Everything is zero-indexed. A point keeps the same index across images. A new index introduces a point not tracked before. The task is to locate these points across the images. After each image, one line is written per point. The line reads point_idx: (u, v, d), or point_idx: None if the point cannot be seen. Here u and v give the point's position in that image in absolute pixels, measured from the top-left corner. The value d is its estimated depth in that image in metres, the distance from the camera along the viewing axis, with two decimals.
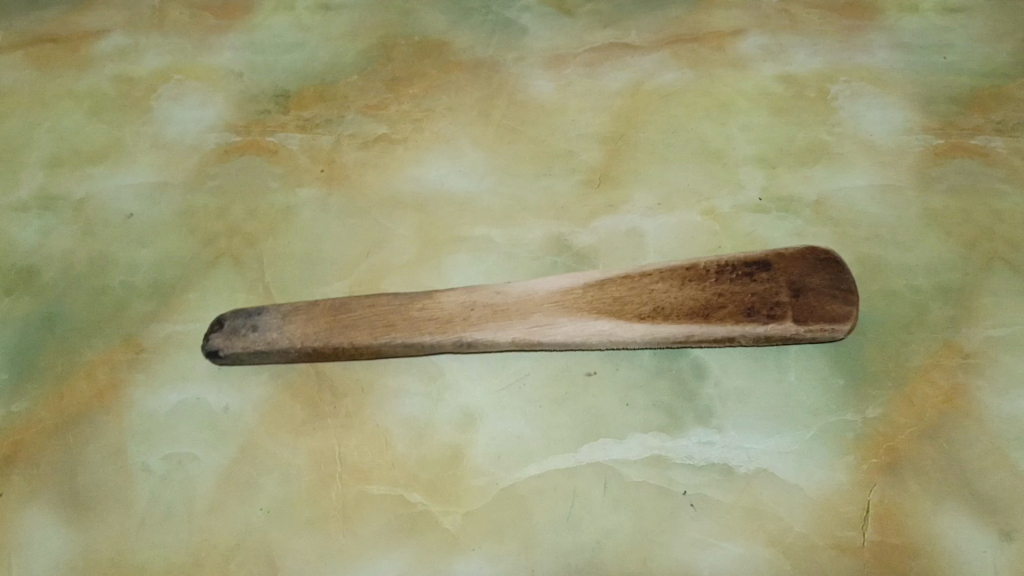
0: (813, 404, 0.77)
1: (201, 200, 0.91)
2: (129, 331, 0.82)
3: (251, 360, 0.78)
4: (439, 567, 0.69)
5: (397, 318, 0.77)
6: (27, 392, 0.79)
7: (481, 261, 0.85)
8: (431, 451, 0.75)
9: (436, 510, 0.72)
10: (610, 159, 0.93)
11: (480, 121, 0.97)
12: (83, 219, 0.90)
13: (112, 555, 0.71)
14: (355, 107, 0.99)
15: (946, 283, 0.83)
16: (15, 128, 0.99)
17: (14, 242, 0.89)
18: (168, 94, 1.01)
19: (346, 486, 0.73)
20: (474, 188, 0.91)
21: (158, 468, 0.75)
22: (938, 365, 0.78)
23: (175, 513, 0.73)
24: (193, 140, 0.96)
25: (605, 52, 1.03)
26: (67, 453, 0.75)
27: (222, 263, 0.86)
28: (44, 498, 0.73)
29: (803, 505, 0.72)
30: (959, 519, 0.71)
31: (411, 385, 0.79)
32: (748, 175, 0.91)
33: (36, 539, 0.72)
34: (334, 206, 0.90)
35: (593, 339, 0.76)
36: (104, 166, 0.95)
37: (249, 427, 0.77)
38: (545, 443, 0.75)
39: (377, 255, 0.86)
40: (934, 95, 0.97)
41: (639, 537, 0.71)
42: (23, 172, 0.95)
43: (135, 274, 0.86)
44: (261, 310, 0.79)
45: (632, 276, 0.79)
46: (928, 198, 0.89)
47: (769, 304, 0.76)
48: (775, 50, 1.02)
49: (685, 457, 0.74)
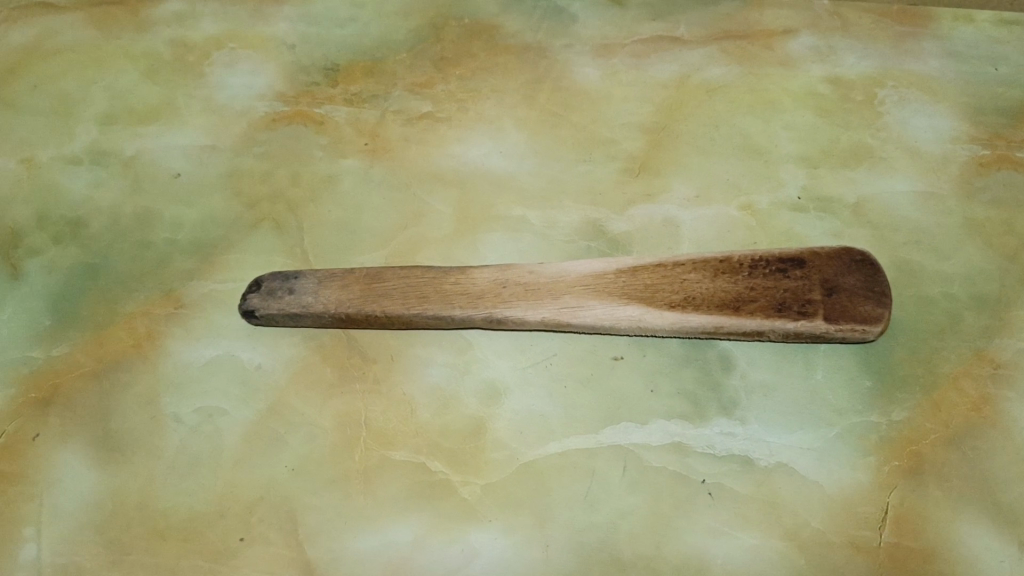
0: (839, 403, 0.77)
1: (247, 164, 0.93)
2: (169, 286, 0.84)
3: (286, 322, 0.80)
4: (455, 535, 0.70)
5: (430, 291, 0.79)
6: (68, 336, 0.81)
7: (516, 241, 0.86)
8: (455, 422, 0.76)
9: (455, 479, 0.73)
10: (651, 149, 0.93)
11: (525, 104, 0.98)
12: (133, 175, 0.93)
13: (140, 499, 0.73)
14: (403, 84, 1.00)
15: (982, 293, 0.83)
16: (71, 83, 1.02)
17: (64, 193, 0.92)
18: (221, 60, 1.03)
19: (370, 449, 0.75)
20: (515, 169, 0.92)
21: (189, 419, 0.77)
22: (968, 373, 0.78)
23: (203, 463, 0.74)
24: (243, 106, 0.98)
25: (653, 43, 1.03)
26: (102, 398, 0.78)
27: (264, 227, 0.88)
28: (79, 439, 0.76)
29: (821, 502, 0.72)
30: (978, 528, 0.71)
31: (439, 356, 0.80)
32: (789, 174, 0.91)
33: (68, 478, 0.74)
34: (376, 178, 0.92)
35: (622, 324, 0.77)
36: (156, 126, 0.97)
37: (279, 387, 0.79)
38: (568, 422, 0.76)
39: (415, 228, 0.88)
40: (983, 107, 0.96)
41: (654, 521, 0.71)
42: (77, 127, 0.97)
43: (179, 232, 0.88)
44: (298, 274, 0.81)
45: (666, 264, 0.79)
46: (970, 208, 0.88)
47: (801, 301, 0.76)
48: (824, 52, 1.02)
49: (705, 446, 0.75)
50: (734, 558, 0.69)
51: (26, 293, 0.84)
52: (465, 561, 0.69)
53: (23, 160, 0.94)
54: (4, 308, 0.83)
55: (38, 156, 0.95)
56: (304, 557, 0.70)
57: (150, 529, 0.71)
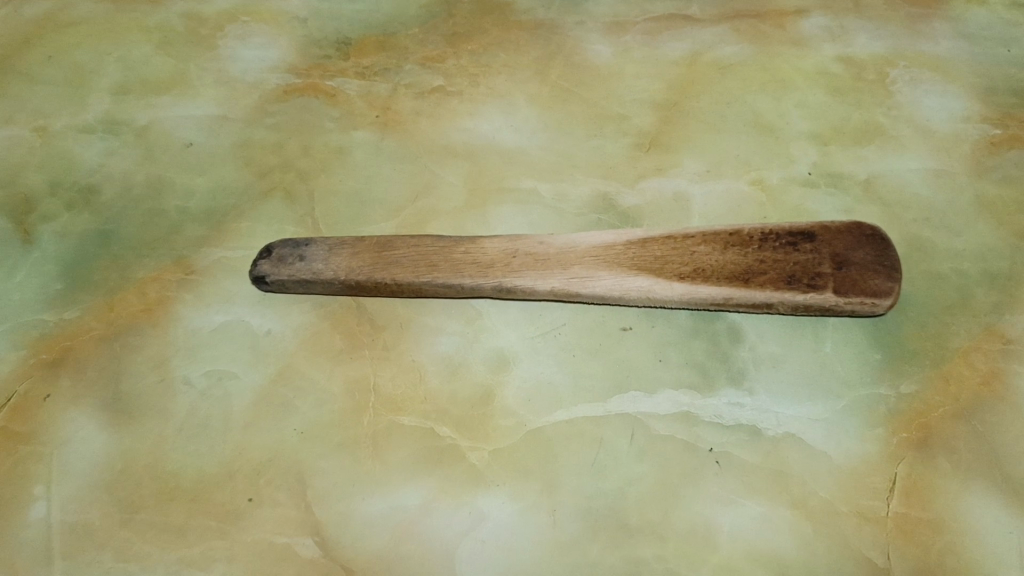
0: (848, 376, 0.76)
1: (259, 135, 0.94)
2: (181, 252, 0.85)
3: (297, 289, 0.80)
4: (462, 499, 0.71)
5: (440, 259, 0.79)
6: (80, 300, 0.82)
7: (527, 213, 0.86)
8: (463, 389, 0.76)
9: (463, 445, 0.73)
10: (662, 125, 0.93)
11: (536, 80, 0.98)
12: (145, 145, 0.93)
13: (150, 460, 0.73)
14: (414, 59, 1.01)
15: (993, 270, 0.82)
16: (85, 54, 1.02)
17: (77, 161, 0.92)
18: (234, 34, 1.04)
19: (378, 415, 0.75)
20: (526, 142, 0.92)
21: (198, 383, 0.77)
22: (978, 348, 0.77)
23: (211, 426, 0.75)
24: (255, 78, 0.99)
25: (665, 22, 1.03)
26: (113, 360, 0.78)
27: (274, 196, 0.88)
28: (88, 400, 0.76)
29: (830, 472, 0.71)
30: (987, 500, 0.70)
31: (449, 325, 0.80)
32: (800, 150, 0.91)
33: (77, 438, 0.74)
34: (387, 150, 0.92)
35: (631, 295, 0.77)
36: (168, 97, 0.98)
37: (288, 352, 0.79)
38: (576, 390, 0.76)
39: (425, 200, 0.88)
40: (995, 87, 0.96)
41: (662, 488, 0.71)
42: (91, 97, 0.98)
43: (191, 200, 0.89)
44: (309, 242, 0.81)
45: (675, 236, 0.79)
46: (981, 186, 0.88)
47: (810, 274, 0.75)
48: (836, 32, 1.02)
49: (714, 415, 0.74)
50: (742, 526, 0.69)
51: (38, 258, 0.85)
52: (472, 524, 0.69)
53: (37, 129, 0.95)
54: (16, 272, 0.84)
55: (52, 124, 0.96)
56: (312, 519, 0.70)
57: (159, 488, 0.72)
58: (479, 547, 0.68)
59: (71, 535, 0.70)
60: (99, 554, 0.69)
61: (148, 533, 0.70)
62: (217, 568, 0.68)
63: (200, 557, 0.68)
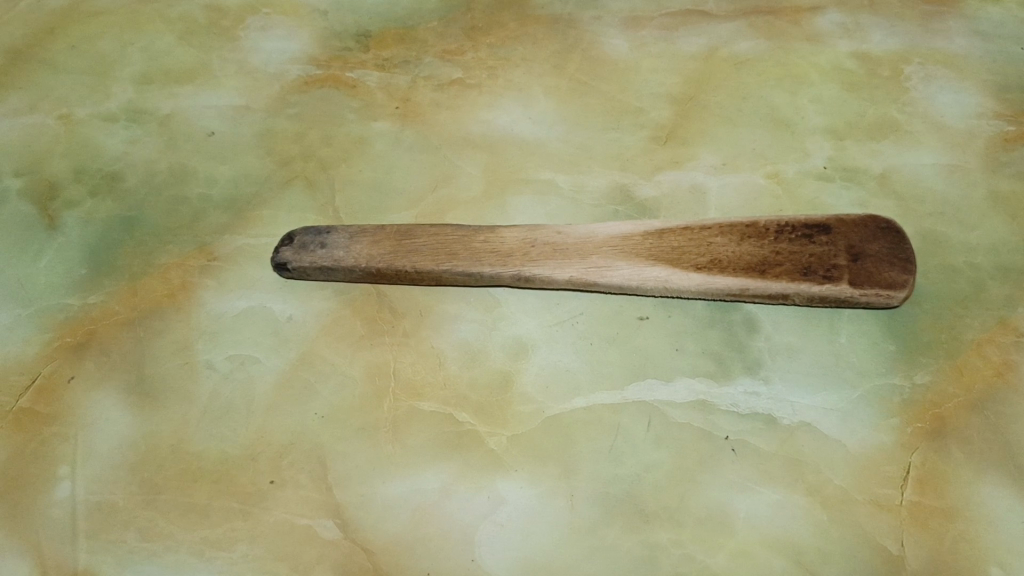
0: (863, 366, 0.77)
1: (280, 125, 0.95)
2: (203, 239, 0.86)
3: (318, 276, 0.81)
4: (481, 483, 0.71)
5: (460, 248, 0.79)
6: (104, 285, 0.83)
7: (545, 204, 0.87)
8: (482, 375, 0.77)
9: (483, 430, 0.74)
10: (678, 119, 0.94)
11: (553, 73, 0.99)
12: (168, 133, 0.95)
13: (173, 442, 0.74)
14: (433, 52, 1.02)
15: (1006, 264, 0.82)
16: (109, 45, 1.04)
17: (101, 149, 0.94)
18: (256, 25, 1.05)
19: (398, 400, 0.76)
20: (544, 135, 0.93)
21: (221, 366, 0.78)
22: (991, 341, 0.77)
23: (234, 408, 0.76)
24: (276, 69, 1.00)
25: (681, 17, 1.04)
26: (137, 343, 0.79)
27: (296, 184, 0.89)
28: (113, 382, 0.77)
29: (844, 460, 0.72)
30: (1001, 490, 0.70)
31: (468, 313, 0.81)
32: (815, 144, 0.92)
33: (102, 419, 0.76)
34: (406, 141, 0.93)
35: (649, 284, 0.77)
36: (190, 87, 0.99)
37: (310, 337, 0.80)
38: (594, 377, 0.77)
39: (444, 190, 0.89)
40: (1009, 84, 0.96)
41: (679, 473, 0.72)
42: (114, 86, 1.00)
43: (213, 188, 0.90)
44: (330, 230, 0.82)
45: (692, 227, 0.79)
46: (995, 181, 0.88)
47: (826, 266, 0.76)
48: (851, 29, 1.03)
49: (730, 404, 0.75)
50: (758, 513, 0.69)
51: (63, 244, 0.86)
52: (492, 508, 0.70)
53: (61, 117, 0.97)
54: (41, 257, 0.85)
55: (75, 113, 0.97)
56: (333, 501, 0.71)
57: (182, 470, 0.73)
58: (498, 531, 0.69)
59: (96, 514, 0.71)
60: (123, 533, 0.70)
61: (171, 514, 0.71)
62: (239, 548, 0.69)
63: (223, 537, 0.69)
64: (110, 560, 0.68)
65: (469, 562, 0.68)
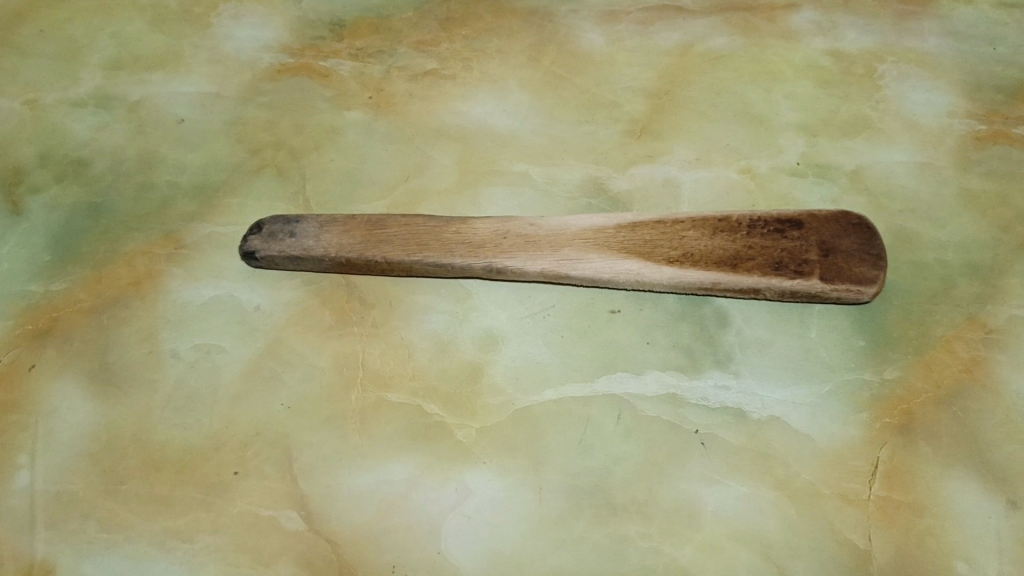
0: (832, 361, 0.77)
1: (251, 113, 0.94)
2: (170, 227, 0.85)
3: (287, 265, 0.80)
4: (449, 475, 0.71)
5: (431, 239, 0.79)
6: (68, 272, 0.81)
7: (517, 196, 0.87)
8: (452, 366, 0.76)
9: (451, 422, 0.73)
10: (653, 113, 0.94)
11: (529, 66, 0.99)
12: (137, 120, 0.93)
13: (136, 432, 0.73)
14: (408, 42, 1.01)
15: (976, 261, 0.82)
16: (78, 30, 1.02)
17: (68, 135, 0.92)
18: (228, 13, 1.04)
19: (366, 391, 0.75)
20: (517, 127, 0.93)
21: (187, 355, 0.77)
22: (960, 337, 0.78)
23: (199, 398, 0.75)
24: (249, 57, 0.99)
25: (657, 12, 1.04)
26: (100, 331, 0.78)
27: (266, 173, 0.88)
28: (76, 370, 0.76)
29: (813, 454, 0.72)
30: (967, 485, 0.70)
31: (438, 304, 0.80)
32: (789, 140, 0.92)
33: (63, 407, 0.74)
34: (379, 131, 0.92)
35: (620, 278, 0.77)
36: (160, 74, 0.98)
37: (277, 327, 0.79)
38: (564, 370, 0.76)
39: (417, 180, 0.88)
40: (981, 84, 0.96)
41: (648, 466, 0.71)
42: (83, 71, 0.98)
43: (181, 176, 0.89)
44: (300, 219, 0.81)
45: (665, 221, 0.79)
46: (966, 179, 0.88)
47: (798, 261, 0.76)
48: (827, 26, 1.03)
49: (700, 398, 0.75)
50: (726, 506, 0.69)
51: (26, 230, 0.84)
52: (459, 500, 0.70)
53: (27, 102, 0.95)
54: (4, 243, 0.84)
55: (42, 98, 0.95)
56: (298, 492, 0.70)
57: (144, 460, 0.72)
58: (465, 523, 0.69)
59: (55, 504, 0.69)
60: (83, 524, 0.68)
61: (132, 504, 0.69)
62: (202, 539, 0.68)
63: (185, 528, 0.68)
64: (69, 551, 0.67)
65: (434, 555, 0.67)
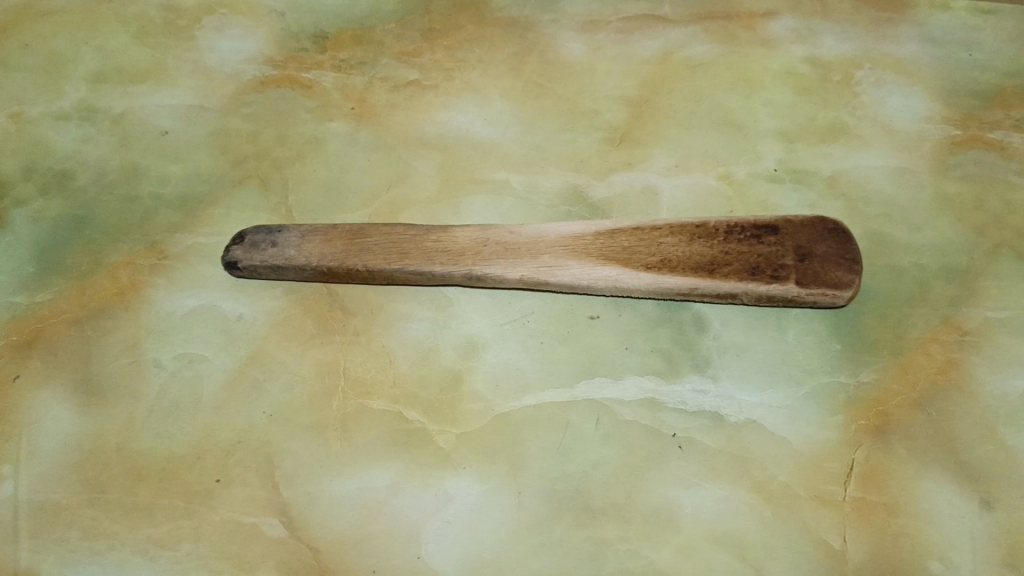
0: (809, 364, 0.77)
1: (234, 125, 0.95)
2: (153, 238, 0.86)
3: (269, 275, 0.81)
4: (429, 480, 0.71)
5: (411, 247, 0.79)
6: (51, 284, 0.82)
7: (498, 204, 0.88)
8: (433, 373, 0.77)
9: (432, 428, 0.74)
10: (632, 121, 0.95)
11: (510, 75, 1.00)
12: (121, 133, 0.94)
13: (119, 441, 0.74)
14: (390, 53, 1.02)
15: (952, 264, 0.83)
16: (62, 43, 1.03)
17: (52, 147, 0.93)
18: (212, 25, 1.05)
19: (348, 398, 0.76)
20: (498, 136, 0.94)
21: (169, 365, 0.78)
22: (936, 340, 0.78)
23: (181, 407, 0.75)
24: (232, 69, 1.00)
25: (637, 21, 1.05)
26: (84, 342, 0.79)
27: (249, 184, 0.89)
28: (60, 380, 0.77)
29: (790, 457, 0.72)
30: (941, 486, 0.71)
31: (420, 312, 0.81)
32: (767, 147, 0.93)
33: (46, 417, 0.75)
34: (361, 141, 0.93)
35: (599, 284, 0.78)
36: (144, 86, 0.99)
37: (259, 336, 0.80)
38: (544, 375, 0.77)
39: (398, 189, 0.89)
40: (958, 89, 0.97)
41: (626, 470, 0.72)
42: (66, 85, 0.99)
43: (165, 187, 0.90)
44: (282, 229, 0.82)
45: (643, 227, 0.79)
46: (942, 183, 0.89)
47: (774, 266, 0.77)
48: (805, 34, 1.04)
49: (678, 402, 0.76)
50: (703, 508, 0.70)
51: (11, 242, 0.85)
52: (440, 504, 0.70)
53: (12, 116, 0.96)
54: None
55: (27, 111, 0.96)
56: (280, 498, 0.71)
57: (127, 469, 0.72)
58: (445, 527, 0.69)
59: (38, 514, 0.70)
60: (66, 532, 0.69)
61: (114, 513, 0.70)
62: (184, 546, 0.69)
63: (167, 536, 0.69)
64: (52, 560, 0.68)
65: (415, 559, 0.68)
